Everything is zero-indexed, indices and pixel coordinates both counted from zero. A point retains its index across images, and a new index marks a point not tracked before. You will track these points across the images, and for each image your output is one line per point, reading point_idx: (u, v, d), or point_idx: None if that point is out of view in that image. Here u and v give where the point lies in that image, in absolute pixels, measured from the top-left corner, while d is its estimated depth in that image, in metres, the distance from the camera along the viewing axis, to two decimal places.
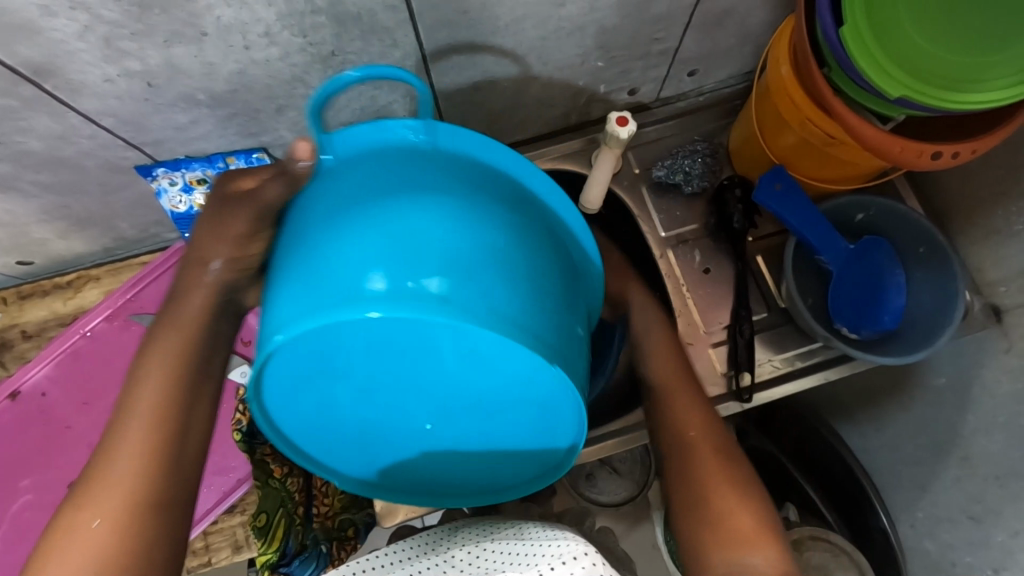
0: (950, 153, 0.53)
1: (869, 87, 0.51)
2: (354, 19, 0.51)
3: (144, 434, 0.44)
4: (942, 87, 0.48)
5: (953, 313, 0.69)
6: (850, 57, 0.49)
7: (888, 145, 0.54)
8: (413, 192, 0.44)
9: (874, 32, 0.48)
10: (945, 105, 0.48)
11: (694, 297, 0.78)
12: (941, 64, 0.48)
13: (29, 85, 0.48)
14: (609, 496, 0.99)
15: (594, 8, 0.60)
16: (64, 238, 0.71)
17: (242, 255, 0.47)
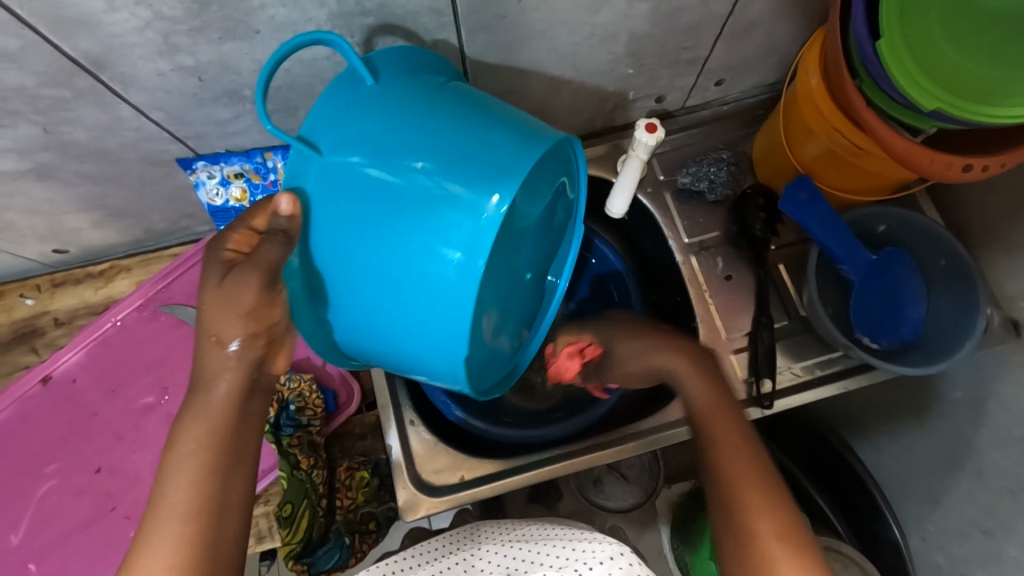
0: (979, 166, 0.54)
1: (902, 100, 0.51)
2: (399, 21, 0.52)
3: (204, 471, 0.46)
4: (973, 100, 0.49)
5: (974, 326, 0.70)
6: (885, 69, 0.50)
7: (918, 156, 0.55)
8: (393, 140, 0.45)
9: (909, 45, 0.49)
10: (975, 118, 0.48)
11: (715, 304, 0.79)
12: (973, 79, 0.49)
13: (84, 77, 0.49)
14: (616, 502, 1.01)
15: (630, 15, 0.61)
16: (99, 227, 0.72)
17: (265, 326, 0.47)
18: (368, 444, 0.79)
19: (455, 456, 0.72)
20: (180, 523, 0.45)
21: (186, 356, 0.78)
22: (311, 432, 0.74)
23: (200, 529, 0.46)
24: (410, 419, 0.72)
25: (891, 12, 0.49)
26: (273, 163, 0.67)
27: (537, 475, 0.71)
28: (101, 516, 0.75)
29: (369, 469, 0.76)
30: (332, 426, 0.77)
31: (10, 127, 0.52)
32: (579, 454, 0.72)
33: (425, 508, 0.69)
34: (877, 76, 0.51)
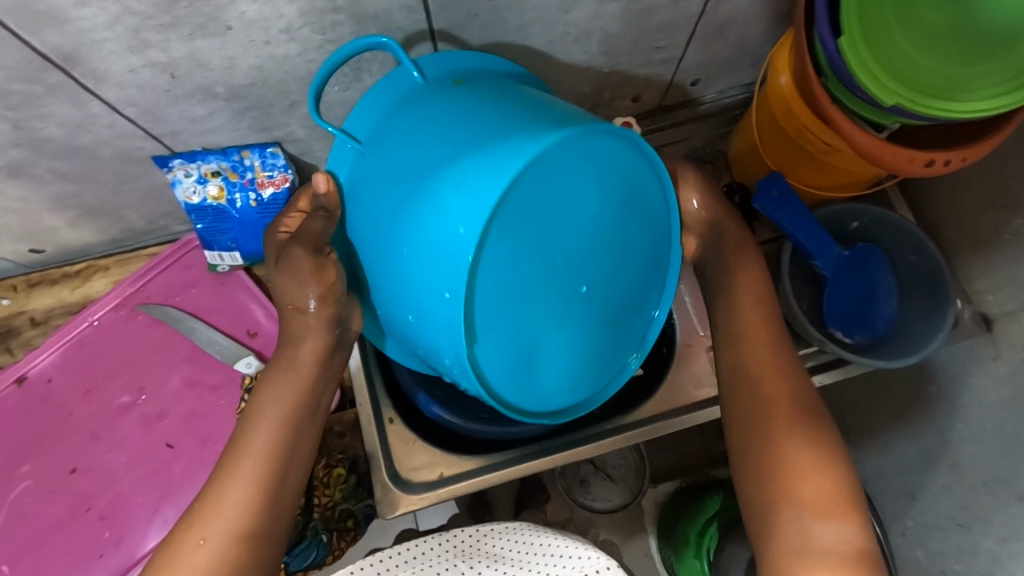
0: (942, 160, 0.55)
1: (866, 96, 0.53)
2: (371, 19, 0.53)
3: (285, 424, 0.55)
4: (929, 97, 0.50)
5: (943, 321, 0.71)
6: (846, 67, 0.51)
7: (884, 152, 0.56)
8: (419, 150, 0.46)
9: (868, 43, 0.51)
10: (931, 113, 0.50)
11: (693, 301, 0.80)
12: (930, 77, 0.51)
13: (55, 72, 0.49)
14: (603, 502, 1.01)
15: (601, 14, 0.62)
16: (75, 226, 0.72)
17: (328, 287, 0.54)
18: (346, 442, 0.76)
19: (434, 453, 0.72)
20: (260, 466, 0.53)
21: (164, 355, 0.78)
22: None
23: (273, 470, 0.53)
24: (388, 417, 0.73)
25: (852, 10, 0.50)
26: (251, 162, 0.68)
27: (513, 472, 0.72)
28: (75, 517, 0.74)
29: (346, 466, 0.75)
30: None
31: None
32: (559, 450, 0.73)
33: (406, 504, 0.70)
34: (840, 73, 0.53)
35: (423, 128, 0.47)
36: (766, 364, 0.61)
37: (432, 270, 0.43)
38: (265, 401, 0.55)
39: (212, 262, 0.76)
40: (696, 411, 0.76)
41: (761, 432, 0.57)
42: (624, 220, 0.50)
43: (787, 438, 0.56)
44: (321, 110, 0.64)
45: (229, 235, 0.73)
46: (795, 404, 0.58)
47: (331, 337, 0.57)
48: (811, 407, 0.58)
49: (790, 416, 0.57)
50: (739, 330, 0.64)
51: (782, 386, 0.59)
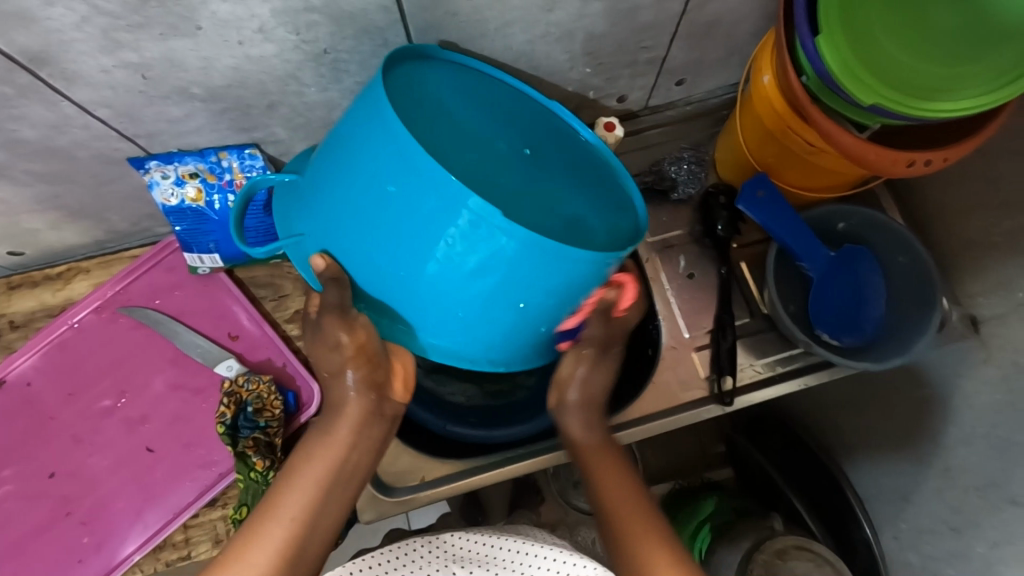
0: (923, 161, 0.55)
1: (845, 95, 0.52)
2: (347, 18, 0.52)
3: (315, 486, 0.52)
4: (908, 95, 0.49)
5: (929, 323, 0.71)
6: (825, 67, 0.51)
7: (864, 151, 0.55)
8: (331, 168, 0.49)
9: (847, 41, 0.50)
10: (911, 111, 0.49)
11: (678, 302, 0.79)
12: (908, 76, 0.50)
13: (24, 73, 0.48)
14: None
15: (583, 14, 0.62)
16: (56, 229, 0.72)
17: (362, 348, 0.52)
18: None
19: (418, 456, 0.72)
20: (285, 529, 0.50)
21: (146, 358, 0.77)
22: (268, 433, 0.72)
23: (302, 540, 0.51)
24: None
25: (830, 8, 0.50)
26: (229, 163, 0.67)
27: (497, 475, 0.72)
28: (56, 521, 0.73)
29: None
30: (292, 428, 0.75)
31: None
32: (545, 452, 0.72)
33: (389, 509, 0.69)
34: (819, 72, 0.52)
35: (331, 155, 0.49)
36: (614, 484, 0.58)
37: (392, 195, 0.45)
38: (297, 471, 0.53)
39: (192, 264, 0.75)
40: (682, 413, 0.75)
41: (613, 519, 0.57)
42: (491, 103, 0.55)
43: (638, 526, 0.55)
44: (301, 110, 0.63)
45: (211, 237, 0.73)
46: (645, 510, 0.57)
47: (370, 403, 0.55)
48: (659, 525, 0.56)
49: (652, 531, 0.55)
50: (586, 445, 0.61)
51: (624, 481, 0.59)
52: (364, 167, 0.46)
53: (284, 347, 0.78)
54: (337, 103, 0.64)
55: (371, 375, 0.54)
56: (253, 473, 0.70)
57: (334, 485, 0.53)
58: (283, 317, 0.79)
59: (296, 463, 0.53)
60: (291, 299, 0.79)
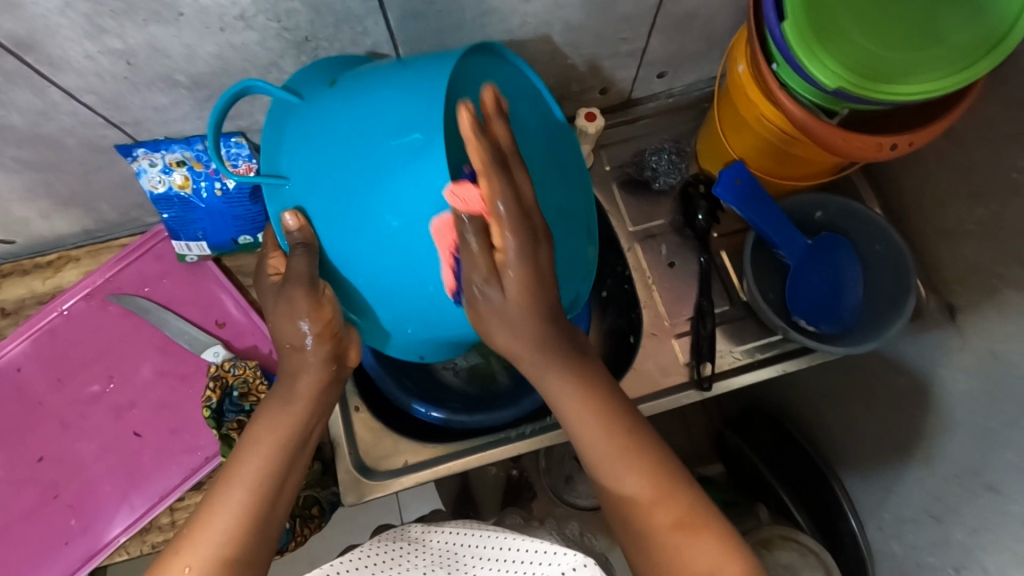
0: (890, 145, 0.56)
1: (810, 80, 0.53)
2: (326, 7, 0.54)
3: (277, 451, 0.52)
4: (869, 78, 0.51)
5: (904, 309, 0.71)
6: (792, 52, 0.52)
7: (832, 135, 0.57)
8: (342, 131, 0.47)
9: (811, 26, 0.51)
10: (871, 94, 0.50)
11: (659, 290, 0.80)
12: (870, 60, 0.51)
13: (10, 58, 0.50)
14: (587, 500, 1.01)
15: (560, 5, 0.63)
16: (46, 217, 0.73)
17: (325, 325, 0.52)
18: None
19: (400, 441, 0.73)
20: (248, 494, 0.50)
21: (134, 345, 0.78)
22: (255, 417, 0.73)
23: (264, 500, 0.50)
24: (354, 406, 0.73)
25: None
26: (215, 152, 0.69)
27: (474, 459, 0.72)
28: (43, 505, 0.74)
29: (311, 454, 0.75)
30: None
31: None
32: (520, 437, 0.72)
33: (369, 492, 0.70)
34: (787, 57, 0.53)
35: (339, 130, 0.47)
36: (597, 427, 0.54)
37: (395, 198, 0.46)
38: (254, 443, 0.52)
39: (181, 251, 0.77)
40: (661, 398, 0.76)
41: (614, 476, 0.52)
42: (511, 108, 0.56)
43: (639, 474, 0.52)
44: None
45: (198, 225, 0.74)
46: (653, 460, 0.53)
47: (329, 373, 0.56)
48: (659, 466, 0.53)
49: (653, 489, 0.52)
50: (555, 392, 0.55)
51: (620, 441, 0.53)
52: (372, 175, 0.46)
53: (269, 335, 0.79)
54: None
55: (332, 351, 0.54)
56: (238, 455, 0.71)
57: (292, 449, 0.53)
58: None
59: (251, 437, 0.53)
60: None
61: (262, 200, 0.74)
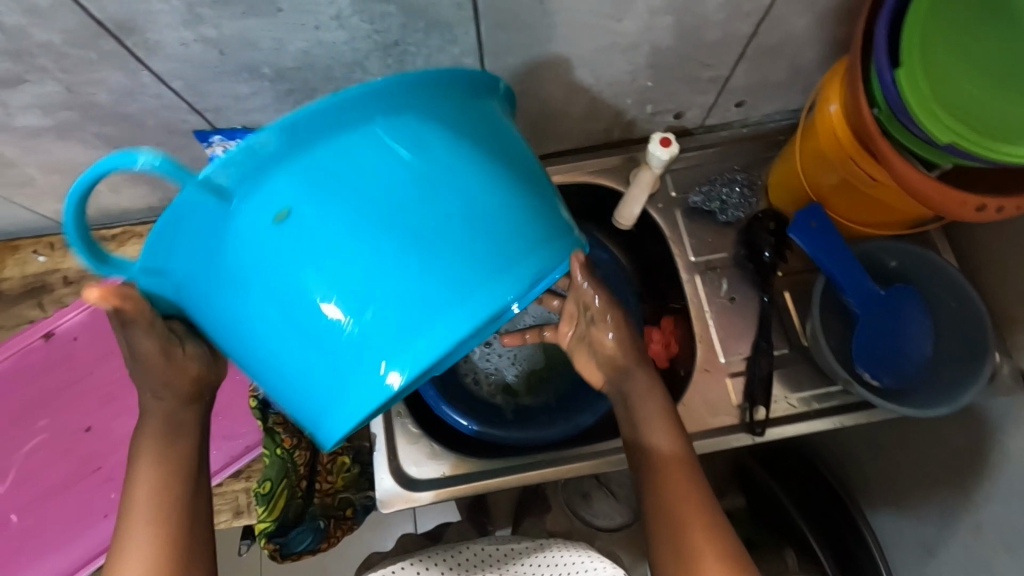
0: (994, 207, 0.53)
1: (920, 131, 0.50)
2: (420, 12, 0.53)
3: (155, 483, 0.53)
4: (987, 136, 0.48)
5: (981, 371, 0.66)
6: (900, 100, 0.49)
7: (932, 190, 0.54)
8: (216, 294, 0.42)
9: (929, 76, 0.48)
10: (990, 155, 0.47)
11: (716, 324, 0.78)
12: (986, 118, 0.48)
13: (110, 40, 0.50)
14: (605, 519, 0.98)
15: (650, 26, 0.61)
16: (115, 192, 0.75)
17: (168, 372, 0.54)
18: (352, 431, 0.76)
19: (438, 452, 0.73)
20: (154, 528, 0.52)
21: None
22: None
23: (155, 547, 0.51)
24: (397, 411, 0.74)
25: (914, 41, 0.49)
26: None
27: (510, 481, 0.71)
28: (84, 476, 0.76)
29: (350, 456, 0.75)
30: None
31: (36, 82, 0.54)
32: (560, 464, 0.72)
33: (407, 501, 0.70)
34: (894, 105, 0.50)
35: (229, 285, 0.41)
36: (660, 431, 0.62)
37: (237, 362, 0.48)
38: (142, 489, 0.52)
39: None
40: (710, 437, 0.74)
41: (660, 490, 0.59)
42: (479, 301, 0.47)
43: (677, 488, 0.59)
44: None
45: None
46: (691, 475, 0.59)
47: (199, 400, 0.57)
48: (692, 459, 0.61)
49: (682, 464, 0.60)
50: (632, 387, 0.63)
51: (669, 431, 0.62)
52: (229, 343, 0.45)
53: None
54: None
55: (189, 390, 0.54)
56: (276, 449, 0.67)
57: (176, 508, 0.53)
58: None
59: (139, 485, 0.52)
60: None
61: None
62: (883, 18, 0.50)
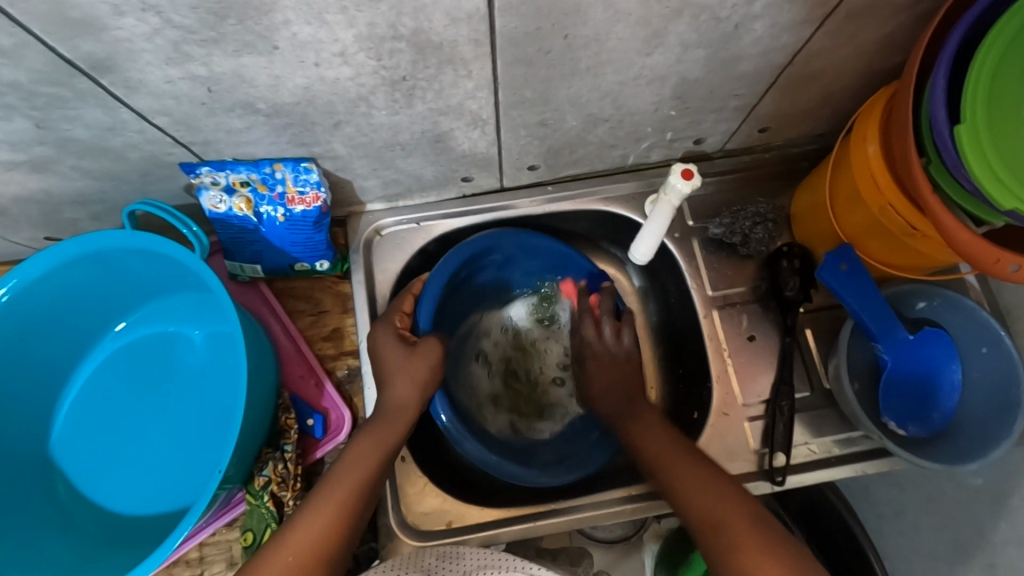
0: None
1: (957, 167, 0.47)
2: (434, 49, 0.48)
3: None
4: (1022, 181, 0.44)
5: (1013, 425, 0.63)
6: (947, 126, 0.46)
7: (961, 234, 0.49)
8: None
9: (990, 106, 0.44)
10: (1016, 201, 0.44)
11: (733, 362, 0.75)
12: None
13: (85, 78, 0.45)
14: (605, 532, 0.83)
15: (681, 60, 0.56)
16: (95, 220, 0.69)
17: None
18: None
19: (445, 499, 0.70)
20: None
21: None
22: (288, 459, 0.67)
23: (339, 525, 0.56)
24: (400, 454, 0.71)
25: (976, 93, 0.45)
26: (283, 175, 0.63)
27: (526, 530, 0.69)
28: None
29: None
30: (313, 456, 0.71)
31: (3, 119, 0.48)
32: (571, 512, 0.69)
33: (419, 552, 0.67)
34: (943, 150, 0.47)
35: None
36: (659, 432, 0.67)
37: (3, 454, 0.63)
38: (298, 527, 0.55)
39: (233, 270, 0.73)
40: None
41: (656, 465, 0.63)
42: (218, 418, 0.66)
43: (666, 459, 0.63)
44: (366, 131, 0.59)
45: (253, 247, 0.69)
46: (673, 447, 0.64)
47: None
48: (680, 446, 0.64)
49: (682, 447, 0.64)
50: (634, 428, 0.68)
51: (666, 442, 0.65)
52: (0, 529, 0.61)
53: (316, 364, 0.74)
54: (405, 127, 0.59)
55: None
56: (261, 497, 0.66)
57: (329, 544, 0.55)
58: (318, 334, 0.75)
59: (306, 506, 0.57)
60: (329, 315, 0.76)
61: (324, 229, 0.69)
62: (945, 53, 0.46)
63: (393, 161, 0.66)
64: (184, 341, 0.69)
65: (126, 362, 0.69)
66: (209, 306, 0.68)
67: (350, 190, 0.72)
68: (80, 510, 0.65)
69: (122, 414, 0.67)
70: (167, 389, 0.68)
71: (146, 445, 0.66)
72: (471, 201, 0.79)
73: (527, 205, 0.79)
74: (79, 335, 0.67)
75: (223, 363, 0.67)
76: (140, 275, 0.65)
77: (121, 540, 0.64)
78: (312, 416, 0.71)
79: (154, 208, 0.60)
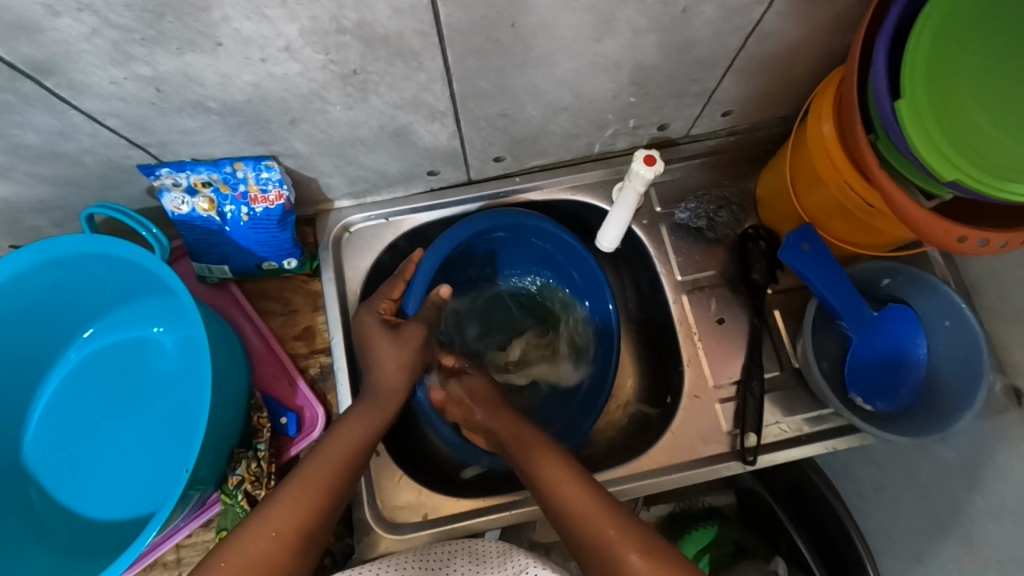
0: (977, 238, 0.49)
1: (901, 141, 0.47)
2: (381, 41, 0.48)
3: None
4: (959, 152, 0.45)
5: (975, 397, 0.64)
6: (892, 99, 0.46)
7: (909, 208, 0.49)
8: None
9: (929, 78, 0.45)
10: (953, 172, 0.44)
11: (704, 346, 0.75)
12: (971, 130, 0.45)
13: (29, 81, 0.45)
14: None
15: (633, 46, 0.56)
16: (59, 227, 0.69)
17: None
18: None
19: (421, 493, 0.70)
20: None
21: None
22: (261, 458, 0.68)
23: (309, 521, 0.55)
24: (376, 449, 0.71)
25: (916, 63, 0.45)
26: (244, 174, 0.63)
27: (501, 519, 0.69)
28: None
29: None
30: (288, 454, 0.71)
31: None
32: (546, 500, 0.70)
33: (396, 545, 0.67)
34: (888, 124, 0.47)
35: None
36: (551, 462, 0.62)
37: None
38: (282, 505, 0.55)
39: (201, 272, 0.72)
40: (701, 467, 0.71)
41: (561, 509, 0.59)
42: (189, 421, 0.66)
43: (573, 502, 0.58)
44: (323, 127, 0.59)
45: (219, 248, 0.69)
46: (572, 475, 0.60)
47: None
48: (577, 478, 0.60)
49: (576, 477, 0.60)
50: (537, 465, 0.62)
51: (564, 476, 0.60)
52: None
53: (288, 362, 0.74)
54: (362, 122, 0.59)
55: None
56: (235, 496, 0.66)
57: (299, 543, 0.54)
58: (290, 333, 0.75)
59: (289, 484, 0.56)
60: (300, 314, 0.76)
61: (289, 227, 0.69)
62: (887, 28, 0.46)
63: (355, 158, 0.66)
64: (153, 345, 0.69)
65: (94, 369, 0.69)
66: (176, 310, 0.68)
67: (316, 188, 0.72)
68: (54, 520, 0.65)
69: (92, 421, 0.67)
70: (136, 394, 0.67)
71: (117, 451, 0.66)
72: (439, 195, 0.78)
73: (496, 197, 0.80)
74: (44, 346, 0.67)
75: (192, 366, 0.67)
76: (103, 281, 0.64)
77: (96, 546, 0.64)
78: (286, 415, 0.72)
79: (113, 211, 0.60)
